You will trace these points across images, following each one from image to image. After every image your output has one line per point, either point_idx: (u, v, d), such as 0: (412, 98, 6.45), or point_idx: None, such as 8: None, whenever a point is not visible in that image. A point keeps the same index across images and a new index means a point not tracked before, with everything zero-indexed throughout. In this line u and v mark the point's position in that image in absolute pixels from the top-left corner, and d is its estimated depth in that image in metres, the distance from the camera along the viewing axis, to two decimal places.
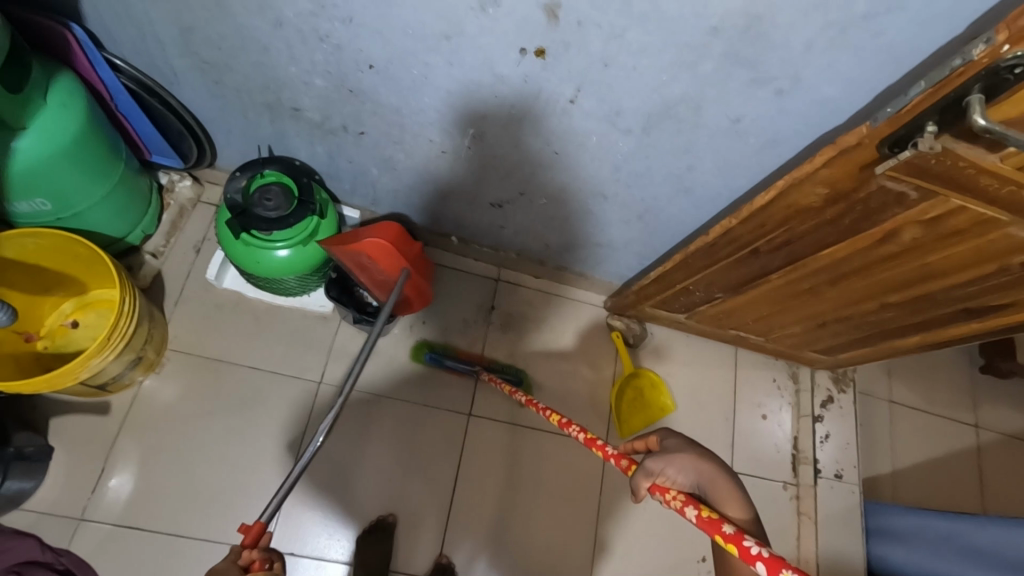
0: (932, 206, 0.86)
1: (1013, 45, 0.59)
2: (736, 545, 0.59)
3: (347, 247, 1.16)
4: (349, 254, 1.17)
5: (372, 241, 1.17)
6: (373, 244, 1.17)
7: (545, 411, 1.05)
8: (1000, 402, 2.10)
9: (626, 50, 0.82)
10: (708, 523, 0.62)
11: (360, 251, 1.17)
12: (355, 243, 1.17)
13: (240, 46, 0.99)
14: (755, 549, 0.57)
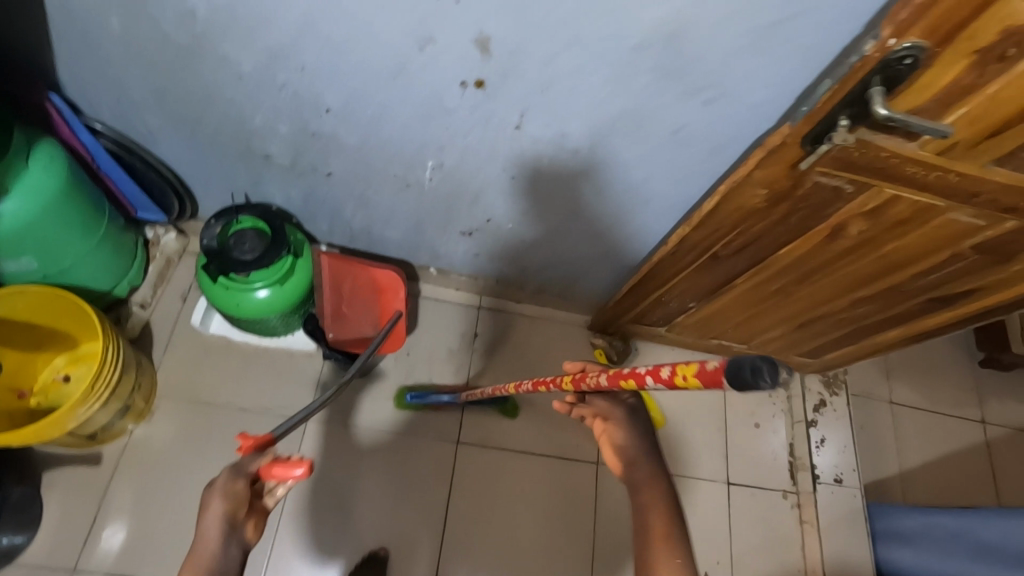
0: (869, 198, 0.89)
1: (898, 38, 0.63)
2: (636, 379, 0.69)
3: (348, 262, 1.38)
4: (345, 270, 1.38)
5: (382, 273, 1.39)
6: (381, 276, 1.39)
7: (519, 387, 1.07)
8: (1006, 395, 2.06)
9: (559, 76, 0.87)
10: (617, 375, 0.74)
11: (354, 274, 1.38)
12: (358, 267, 1.39)
13: (207, 101, 1.06)
14: (644, 375, 0.66)
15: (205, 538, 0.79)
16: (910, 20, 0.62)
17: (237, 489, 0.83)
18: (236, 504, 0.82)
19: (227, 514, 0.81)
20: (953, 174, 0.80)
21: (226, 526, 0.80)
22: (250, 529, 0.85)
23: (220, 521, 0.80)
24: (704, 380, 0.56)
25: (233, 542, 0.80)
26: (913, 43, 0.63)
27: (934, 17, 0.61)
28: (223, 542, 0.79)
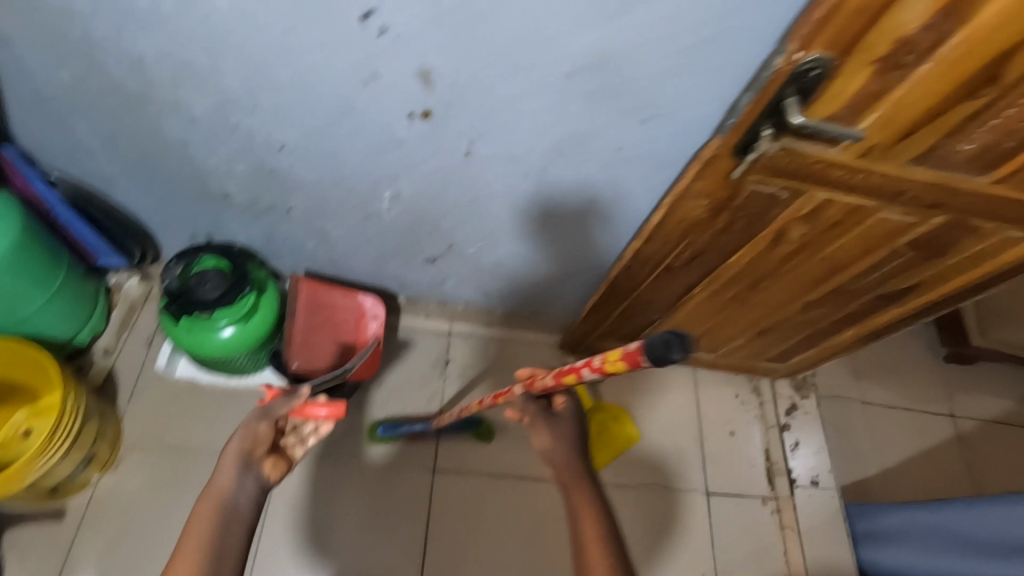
0: (804, 203, 0.93)
1: (803, 53, 0.68)
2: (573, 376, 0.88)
3: (323, 288, 1.40)
4: (320, 295, 1.39)
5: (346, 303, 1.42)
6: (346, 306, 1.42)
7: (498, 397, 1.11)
8: (973, 388, 2.10)
9: (500, 103, 0.91)
10: (561, 373, 0.91)
11: (330, 301, 1.40)
12: (335, 294, 1.41)
13: (162, 146, 1.08)
14: (581, 366, 0.86)
15: (222, 476, 0.85)
16: (812, 34, 0.66)
17: (261, 429, 0.91)
18: (255, 442, 0.90)
19: (246, 447, 0.89)
20: (876, 174, 0.85)
21: (245, 459, 0.87)
22: (267, 467, 0.89)
23: (235, 461, 0.87)
24: (626, 356, 0.76)
25: (251, 474, 0.86)
26: (817, 56, 0.68)
27: (832, 30, 0.65)
28: (236, 482, 0.84)
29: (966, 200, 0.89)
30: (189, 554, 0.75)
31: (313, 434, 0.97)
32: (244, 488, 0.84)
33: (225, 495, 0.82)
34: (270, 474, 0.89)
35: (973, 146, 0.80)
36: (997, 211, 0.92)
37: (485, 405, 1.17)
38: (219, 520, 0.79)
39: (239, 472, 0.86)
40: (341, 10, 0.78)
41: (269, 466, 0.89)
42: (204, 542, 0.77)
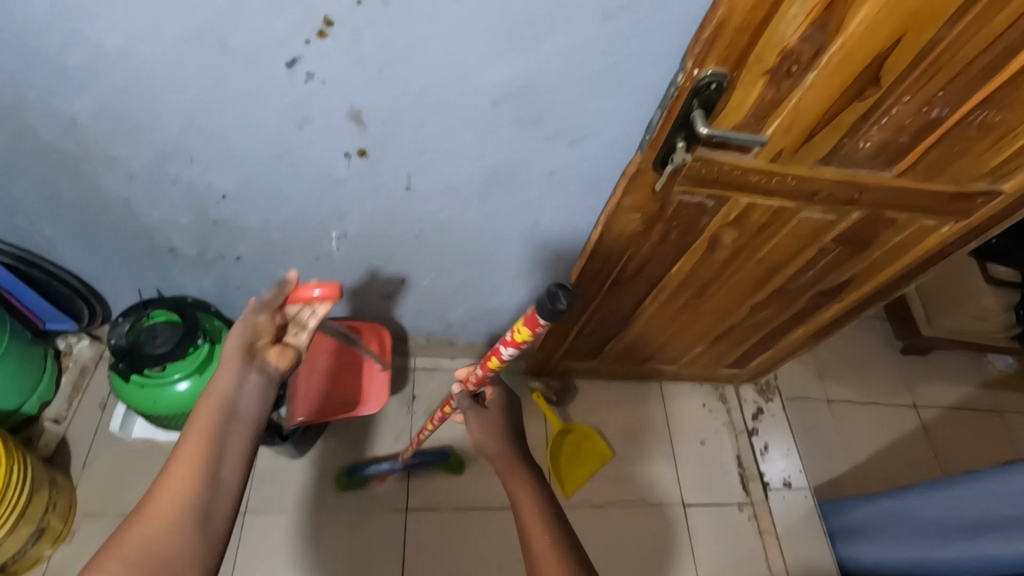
0: (729, 209, 0.98)
1: (699, 69, 0.73)
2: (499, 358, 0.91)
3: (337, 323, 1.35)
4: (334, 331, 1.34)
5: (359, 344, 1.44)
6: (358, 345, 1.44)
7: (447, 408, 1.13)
8: (929, 377, 2.16)
9: (433, 136, 0.94)
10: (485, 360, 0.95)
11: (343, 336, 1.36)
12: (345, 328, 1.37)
13: (103, 204, 1.08)
14: (502, 349, 0.90)
15: (222, 379, 0.79)
16: (704, 52, 0.71)
17: (262, 320, 0.89)
18: (257, 334, 0.87)
19: (251, 337, 0.86)
20: (789, 177, 0.90)
21: (248, 352, 0.84)
22: (271, 356, 0.87)
23: (237, 360, 0.82)
24: (532, 330, 0.82)
25: (255, 366, 0.83)
26: (713, 70, 0.73)
27: (722, 47, 0.70)
28: (237, 385, 0.79)
29: (877, 194, 0.95)
30: (187, 456, 0.69)
31: (312, 317, 0.96)
32: (244, 392, 0.79)
33: (226, 397, 0.77)
34: (277, 362, 0.87)
35: (871, 144, 0.86)
36: (906, 204, 0.98)
37: (442, 420, 1.20)
38: (218, 423, 0.74)
39: (241, 372, 0.80)
40: (267, 57, 0.81)
41: (275, 354, 0.87)
42: (201, 445, 0.71)
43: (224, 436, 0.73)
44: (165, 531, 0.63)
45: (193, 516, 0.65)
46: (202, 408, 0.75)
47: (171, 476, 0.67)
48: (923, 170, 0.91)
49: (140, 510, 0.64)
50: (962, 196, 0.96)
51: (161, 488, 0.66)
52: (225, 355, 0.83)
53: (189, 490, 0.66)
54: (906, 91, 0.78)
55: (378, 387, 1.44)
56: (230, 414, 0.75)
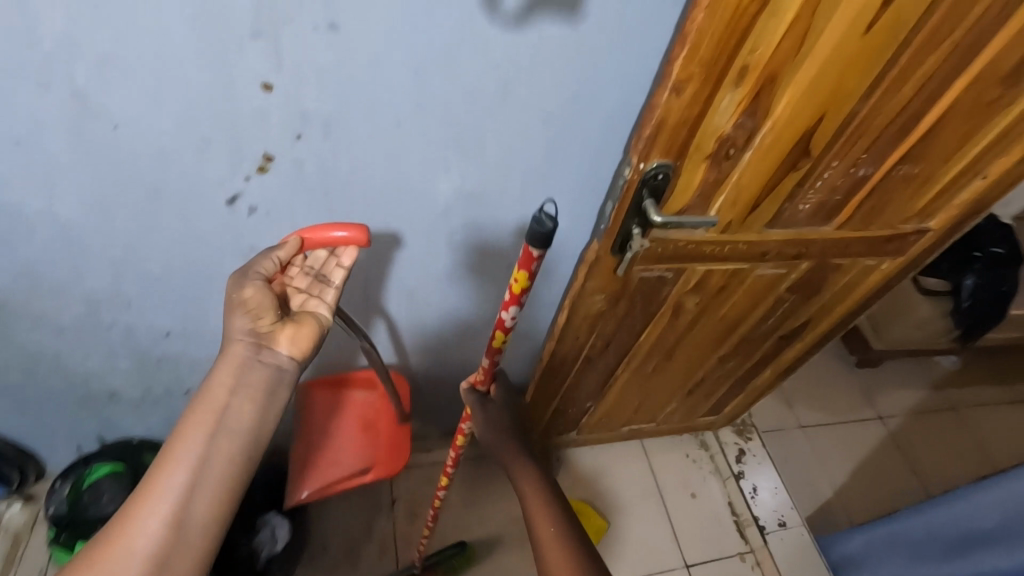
0: (688, 278, 1.00)
1: (644, 163, 0.75)
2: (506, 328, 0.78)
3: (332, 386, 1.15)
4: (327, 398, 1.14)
5: (362, 387, 1.17)
6: (361, 389, 1.17)
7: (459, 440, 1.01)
8: (888, 387, 2.24)
9: (386, 248, 0.92)
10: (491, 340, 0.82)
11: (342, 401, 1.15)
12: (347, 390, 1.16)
13: (30, 361, 0.98)
14: (503, 316, 0.76)
15: (215, 389, 0.72)
16: (647, 148, 0.73)
17: (255, 294, 0.75)
18: (259, 313, 0.76)
19: (251, 320, 0.75)
20: (740, 244, 0.94)
21: (254, 343, 0.75)
22: (282, 338, 0.77)
23: (235, 364, 0.73)
24: (530, 272, 0.67)
25: (260, 364, 0.75)
26: (657, 162, 0.75)
27: (663, 142, 0.73)
28: (227, 398, 0.72)
29: (821, 246, 0.99)
30: (177, 457, 0.69)
31: (337, 269, 0.83)
32: (236, 402, 0.72)
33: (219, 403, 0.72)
34: (290, 348, 0.77)
35: (810, 205, 0.90)
36: (849, 250, 1.03)
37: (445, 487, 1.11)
38: (202, 446, 0.69)
39: (238, 376, 0.73)
40: (204, 197, 0.77)
41: (289, 333, 0.77)
42: (178, 471, 0.68)
43: (207, 459, 0.69)
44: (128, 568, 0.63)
45: (160, 551, 0.64)
46: (190, 423, 0.71)
47: (144, 508, 0.66)
48: (859, 220, 0.96)
49: (110, 542, 0.65)
50: (896, 237, 1.02)
51: (135, 516, 0.66)
52: (224, 349, 0.74)
53: (159, 523, 0.65)
54: (834, 156, 0.82)
55: (389, 448, 1.12)
56: (216, 431, 0.70)
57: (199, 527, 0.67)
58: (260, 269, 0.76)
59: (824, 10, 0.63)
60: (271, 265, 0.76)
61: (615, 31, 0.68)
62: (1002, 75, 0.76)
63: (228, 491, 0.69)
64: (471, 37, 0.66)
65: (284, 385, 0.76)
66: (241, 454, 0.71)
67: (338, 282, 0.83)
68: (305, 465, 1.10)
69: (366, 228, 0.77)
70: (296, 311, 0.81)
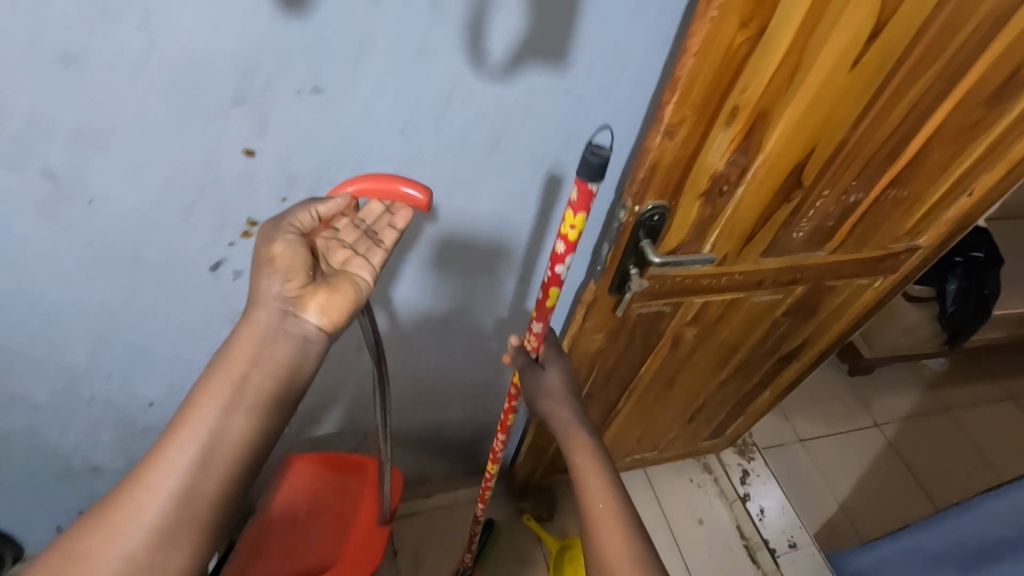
0: (686, 310, 0.99)
1: (639, 205, 0.74)
2: (553, 288, 0.71)
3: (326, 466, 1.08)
4: (318, 477, 1.07)
5: (356, 477, 1.09)
6: (355, 478, 1.09)
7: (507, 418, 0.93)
8: (882, 392, 2.24)
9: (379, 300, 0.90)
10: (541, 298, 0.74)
11: (331, 486, 1.08)
12: (341, 474, 1.08)
13: (5, 441, 0.93)
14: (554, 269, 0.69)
15: (233, 357, 0.60)
16: (641, 190, 0.72)
17: (286, 253, 0.61)
18: (291, 272, 0.61)
19: (279, 282, 0.61)
20: (737, 274, 0.93)
21: (280, 309, 0.61)
22: (313, 306, 0.63)
23: (257, 333, 0.61)
24: (587, 213, 0.61)
25: (284, 333, 0.62)
26: (652, 203, 0.74)
27: (657, 184, 0.72)
28: (246, 369, 0.60)
29: (816, 270, 0.99)
30: (188, 432, 0.57)
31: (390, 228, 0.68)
32: (257, 374, 0.60)
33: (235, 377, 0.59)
34: (320, 318, 0.63)
35: (804, 232, 0.90)
36: (842, 272, 1.03)
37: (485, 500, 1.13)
38: (216, 420, 0.58)
39: (258, 346, 0.61)
40: (187, 265, 0.73)
41: (321, 300, 0.63)
42: (187, 445, 0.56)
43: (221, 436, 0.57)
44: (120, 551, 0.53)
45: (156, 536, 0.54)
46: (204, 391, 0.59)
47: (143, 485, 0.55)
48: (851, 244, 0.96)
49: (103, 516, 0.54)
50: (888, 256, 1.02)
51: (134, 491, 0.55)
52: (247, 314, 0.62)
53: (161, 502, 0.55)
54: (826, 185, 0.82)
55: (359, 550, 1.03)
56: (233, 404, 0.59)
57: (203, 512, 0.56)
58: (297, 221, 0.63)
59: (812, 48, 0.62)
60: (310, 219, 0.64)
61: (603, 77, 0.67)
62: (983, 99, 0.76)
63: (240, 472, 0.58)
64: (458, 91, 0.65)
65: (309, 360, 0.63)
66: (259, 432, 0.60)
67: (388, 244, 0.68)
68: (268, 540, 1.03)
69: (428, 193, 0.63)
70: (336, 272, 0.66)
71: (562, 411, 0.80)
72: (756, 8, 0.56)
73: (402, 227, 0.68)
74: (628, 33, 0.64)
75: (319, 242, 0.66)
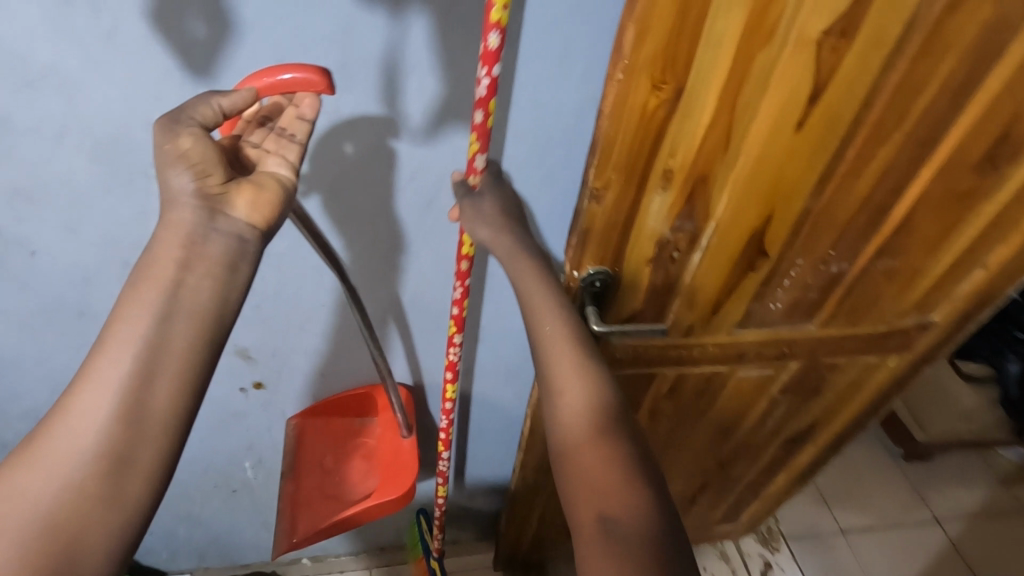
0: (660, 382, 0.91)
1: (579, 269, 0.70)
2: (491, 103, 0.54)
3: (327, 407, 0.93)
4: (324, 419, 0.94)
5: (360, 411, 0.95)
6: (358, 412, 0.95)
7: (454, 340, 0.75)
8: (942, 484, 1.91)
9: (330, 358, 0.88)
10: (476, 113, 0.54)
11: (343, 424, 0.95)
12: (348, 410, 0.94)
13: None
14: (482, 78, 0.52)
15: (160, 262, 0.47)
16: (578, 253, 0.68)
17: (196, 146, 0.48)
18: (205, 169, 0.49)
19: (193, 177, 0.48)
20: (710, 345, 0.85)
21: (204, 208, 0.48)
22: (239, 204, 0.50)
23: (181, 236, 0.47)
24: None
25: (217, 233, 0.48)
26: (592, 267, 0.70)
27: (594, 248, 0.68)
28: (178, 273, 0.46)
29: (807, 344, 0.90)
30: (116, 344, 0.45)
31: (298, 117, 0.54)
32: (192, 279, 0.47)
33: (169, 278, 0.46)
34: (251, 215, 0.50)
35: (783, 304, 0.82)
36: (841, 348, 0.92)
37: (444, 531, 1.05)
38: (150, 332, 0.45)
39: (189, 247, 0.47)
40: None
41: (248, 197, 0.50)
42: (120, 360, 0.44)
43: (158, 350, 0.45)
44: (52, 489, 0.42)
45: (97, 468, 0.43)
46: (131, 304, 0.46)
47: (70, 411, 0.44)
48: (845, 316, 0.87)
49: (32, 449, 0.43)
50: (894, 333, 0.91)
51: (58, 420, 0.44)
52: (167, 214, 0.48)
53: (94, 429, 0.43)
54: (798, 254, 0.75)
55: (396, 476, 0.88)
56: (168, 314, 0.46)
57: (152, 438, 0.44)
58: (196, 116, 0.49)
59: (745, 109, 0.58)
60: (214, 115, 0.49)
61: (536, 141, 0.65)
62: (973, 164, 0.69)
63: (196, 385, 0.46)
64: (382, 155, 0.65)
65: (250, 261, 0.49)
66: (210, 342, 0.47)
67: (301, 138, 0.54)
68: (301, 501, 0.89)
69: (332, 79, 0.51)
70: (253, 171, 0.53)
71: (503, 242, 0.62)
72: (668, 67, 0.53)
73: (311, 117, 0.55)
74: (554, 95, 0.61)
75: (228, 144, 0.54)
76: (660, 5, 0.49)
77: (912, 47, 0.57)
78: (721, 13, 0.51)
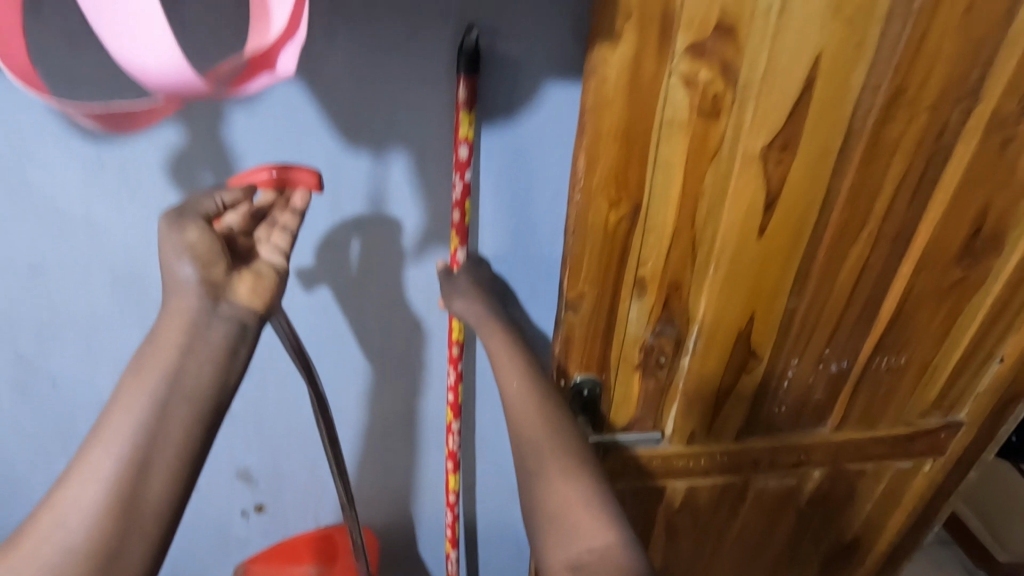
0: (672, 497, 0.86)
1: (567, 377, 0.70)
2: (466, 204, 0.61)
3: (289, 549, 0.88)
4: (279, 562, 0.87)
5: (310, 558, 0.87)
6: (312, 561, 0.87)
7: (452, 428, 0.76)
8: None
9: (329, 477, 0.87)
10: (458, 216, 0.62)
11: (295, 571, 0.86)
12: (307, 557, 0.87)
13: None
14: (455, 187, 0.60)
15: (163, 347, 0.45)
16: (563, 362, 0.69)
17: (202, 238, 0.49)
18: (207, 258, 0.48)
19: (195, 266, 0.48)
20: (717, 454, 0.82)
21: (207, 294, 0.47)
22: (241, 290, 0.49)
23: (185, 323, 0.46)
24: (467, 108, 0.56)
25: (220, 320, 0.47)
26: (579, 375, 0.70)
27: (578, 356, 0.69)
28: (181, 358, 0.45)
29: (826, 451, 0.85)
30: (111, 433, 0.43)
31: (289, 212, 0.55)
32: (194, 365, 0.45)
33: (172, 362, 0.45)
34: (251, 298, 0.49)
35: (787, 406, 0.79)
36: (864, 454, 0.87)
37: None
38: (147, 419, 0.43)
39: (192, 333, 0.46)
40: None
41: (247, 284, 0.49)
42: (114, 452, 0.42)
43: (154, 437, 0.43)
44: None
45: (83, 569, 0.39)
46: (128, 391, 0.44)
47: (55, 507, 0.41)
48: (860, 418, 0.83)
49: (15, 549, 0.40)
50: (918, 435, 0.86)
51: (43, 519, 0.41)
52: (169, 301, 0.47)
53: (82, 523, 0.40)
54: (791, 354, 0.74)
55: None
56: (167, 401, 0.44)
57: (141, 534, 0.41)
58: (201, 210, 0.50)
59: (705, 220, 0.61)
60: (215, 207, 0.51)
61: (514, 259, 0.68)
62: (953, 256, 0.69)
63: (191, 474, 0.43)
64: (371, 278, 0.70)
65: (249, 345, 0.48)
66: (208, 427, 0.45)
67: (292, 227, 0.54)
68: None
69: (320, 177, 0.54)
70: (250, 261, 0.52)
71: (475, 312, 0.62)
72: (622, 188, 0.58)
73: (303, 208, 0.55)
74: (527, 217, 0.66)
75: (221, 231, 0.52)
76: (605, 137, 0.55)
77: (857, 154, 0.60)
78: (663, 140, 0.56)
